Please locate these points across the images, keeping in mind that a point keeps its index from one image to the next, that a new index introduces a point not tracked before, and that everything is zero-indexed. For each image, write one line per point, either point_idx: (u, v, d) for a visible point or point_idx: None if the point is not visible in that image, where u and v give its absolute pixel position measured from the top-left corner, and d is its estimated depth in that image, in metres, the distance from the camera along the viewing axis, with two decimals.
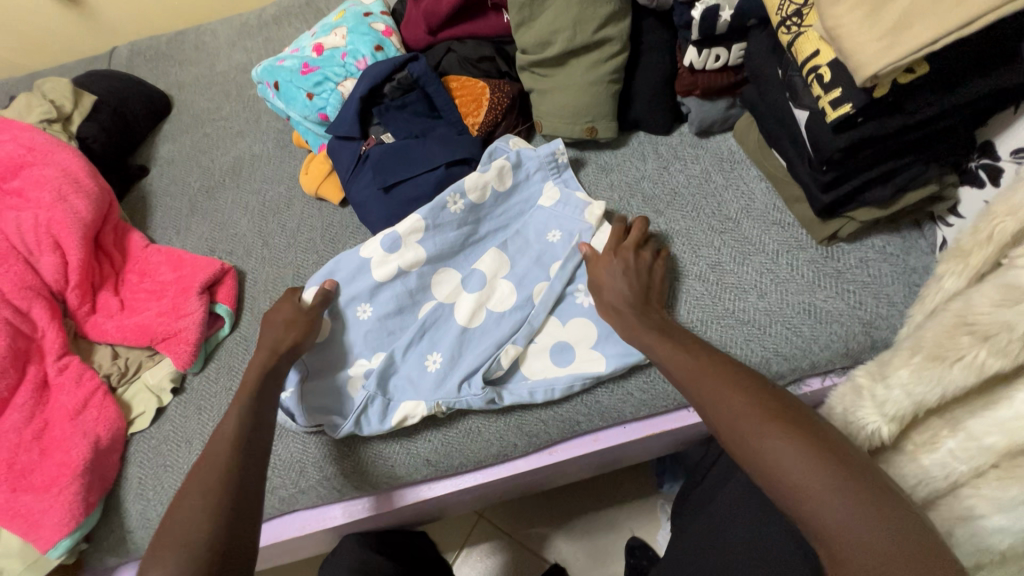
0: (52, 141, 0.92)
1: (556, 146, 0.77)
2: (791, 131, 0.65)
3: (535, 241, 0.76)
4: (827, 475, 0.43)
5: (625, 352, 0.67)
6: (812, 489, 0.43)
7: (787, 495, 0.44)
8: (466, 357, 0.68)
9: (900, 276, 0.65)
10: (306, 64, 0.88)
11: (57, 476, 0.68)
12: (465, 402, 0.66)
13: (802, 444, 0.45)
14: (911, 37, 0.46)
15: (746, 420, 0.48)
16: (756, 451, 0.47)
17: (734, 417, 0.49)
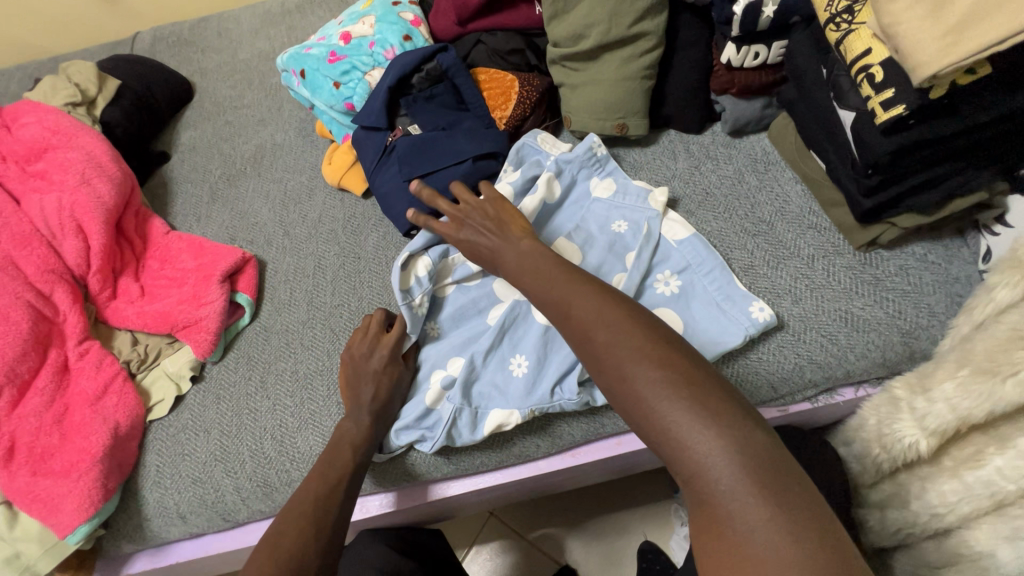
0: (77, 125, 0.91)
1: (592, 141, 0.75)
2: (834, 133, 0.63)
3: (600, 233, 0.72)
4: (727, 448, 0.40)
5: (719, 340, 0.63)
6: (715, 464, 0.40)
7: (676, 460, 0.42)
8: (553, 359, 0.65)
9: (942, 286, 0.63)
10: (333, 52, 0.87)
11: (77, 462, 0.68)
12: (560, 406, 0.64)
13: (712, 417, 0.41)
14: (976, 36, 0.44)
15: (637, 383, 0.45)
16: (648, 414, 0.44)
17: (625, 375, 0.45)
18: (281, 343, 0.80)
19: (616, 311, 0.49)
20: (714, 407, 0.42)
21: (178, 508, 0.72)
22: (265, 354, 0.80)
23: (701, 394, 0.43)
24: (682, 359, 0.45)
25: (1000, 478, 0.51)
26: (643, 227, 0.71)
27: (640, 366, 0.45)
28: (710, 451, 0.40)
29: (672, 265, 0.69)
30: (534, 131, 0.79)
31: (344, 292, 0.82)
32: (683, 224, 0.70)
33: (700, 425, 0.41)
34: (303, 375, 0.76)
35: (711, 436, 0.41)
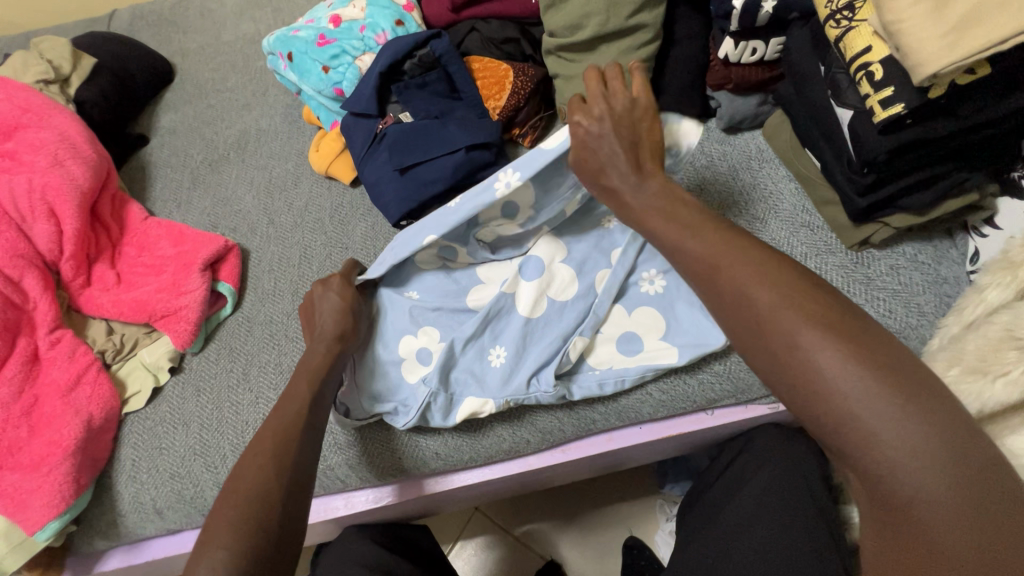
0: (49, 103, 0.87)
1: None
2: (830, 131, 0.62)
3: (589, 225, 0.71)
4: (913, 426, 0.35)
5: (700, 342, 0.64)
6: (895, 444, 0.35)
7: (848, 440, 0.37)
8: (533, 350, 0.64)
9: (931, 286, 0.64)
10: (322, 35, 0.84)
11: (47, 455, 0.65)
12: (535, 399, 0.63)
13: (898, 394, 0.36)
14: (978, 35, 0.44)
15: (808, 358, 0.38)
16: (816, 394, 0.38)
17: (788, 348, 0.39)
18: (265, 334, 0.78)
19: (778, 274, 0.42)
20: (898, 382, 0.37)
21: (154, 503, 0.69)
22: (247, 346, 0.77)
23: (881, 366, 0.37)
24: (857, 329, 0.39)
25: None
26: None
27: (816, 338, 0.38)
28: (894, 431, 0.35)
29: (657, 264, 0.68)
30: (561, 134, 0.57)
31: None
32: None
33: (882, 404, 0.36)
34: (286, 367, 0.74)
35: (892, 415, 0.36)
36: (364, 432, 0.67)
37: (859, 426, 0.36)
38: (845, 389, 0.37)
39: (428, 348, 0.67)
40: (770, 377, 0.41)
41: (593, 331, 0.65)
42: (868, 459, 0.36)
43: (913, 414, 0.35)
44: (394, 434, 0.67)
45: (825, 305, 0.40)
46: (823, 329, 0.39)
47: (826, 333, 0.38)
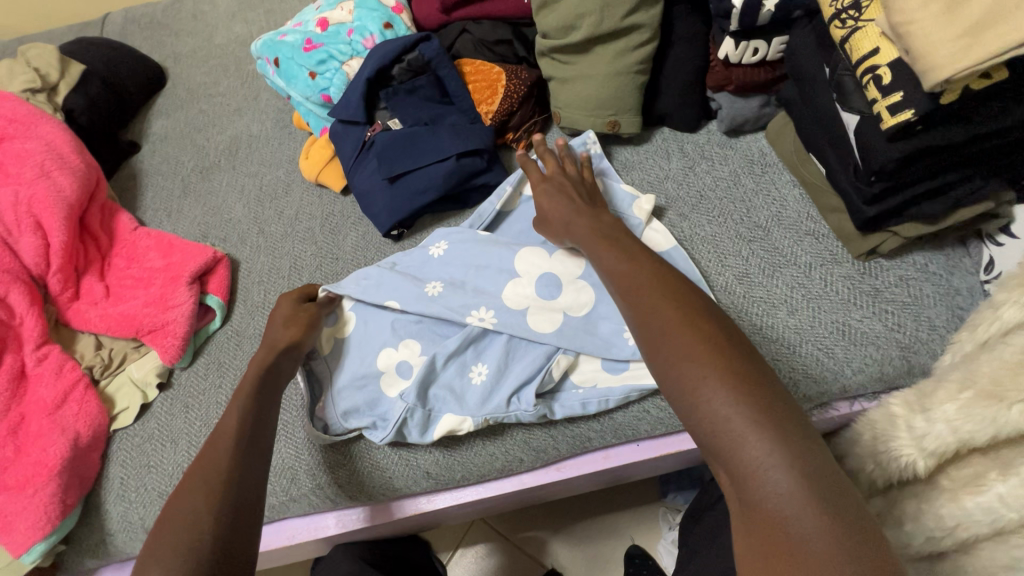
0: (36, 113, 0.86)
1: (587, 137, 0.74)
2: (836, 136, 0.59)
3: None
4: (790, 463, 0.36)
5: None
6: (773, 479, 0.35)
7: (734, 470, 0.37)
8: (514, 369, 0.63)
9: (943, 298, 0.60)
10: (309, 40, 0.82)
11: (33, 476, 0.64)
12: (516, 417, 0.61)
13: (777, 434, 0.37)
14: (994, 38, 0.41)
15: (698, 383, 0.40)
16: (708, 423, 0.39)
17: (684, 376, 0.41)
18: (254, 348, 0.76)
19: (683, 305, 0.45)
20: (780, 420, 0.38)
21: (143, 523, 0.68)
22: (237, 360, 0.76)
23: (767, 406, 0.38)
24: (749, 364, 0.41)
25: (1001, 506, 0.47)
26: None
27: (703, 369, 0.40)
28: (771, 467, 0.36)
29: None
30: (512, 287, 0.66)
31: None
32: (664, 234, 0.68)
33: (763, 440, 0.37)
34: None
35: (772, 449, 0.36)
36: (351, 450, 0.66)
37: (744, 458, 0.37)
38: (728, 415, 0.38)
39: (409, 362, 0.66)
40: (672, 401, 0.42)
41: (578, 350, 0.63)
42: (750, 488, 0.36)
43: (785, 453, 0.36)
44: (382, 452, 0.65)
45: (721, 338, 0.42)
46: (717, 361, 0.41)
47: (717, 366, 0.40)
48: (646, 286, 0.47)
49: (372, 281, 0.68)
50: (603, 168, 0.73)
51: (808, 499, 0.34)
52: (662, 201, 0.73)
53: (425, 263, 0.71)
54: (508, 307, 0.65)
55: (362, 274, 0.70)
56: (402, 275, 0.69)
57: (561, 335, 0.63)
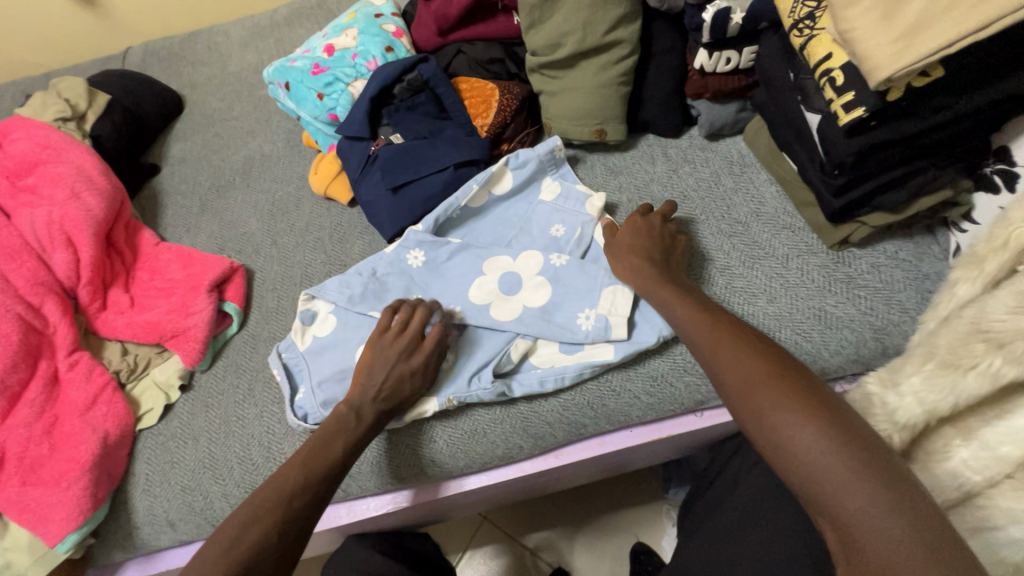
0: (67, 139, 0.93)
1: (554, 143, 0.78)
2: (802, 134, 0.64)
3: (538, 236, 0.76)
4: (841, 457, 0.41)
5: (636, 340, 0.66)
6: (832, 471, 0.40)
7: (801, 473, 0.42)
8: (476, 353, 0.69)
9: (912, 282, 0.64)
10: (316, 64, 0.89)
11: (66, 471, 0.69)
12: (477, 395, 0.66)
13: (841, 438, 0.41)
14: (927, 40, 0.45)
15: (763, 404, 0.45)
16: (768, 433, 0.44)
17: (751, 396, 0.47)
18: (269, 351, 0.81)
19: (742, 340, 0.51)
20: (849, 433, 0.42)
21: (167, 515, 0.72)
22: (253, 362, 0.81)
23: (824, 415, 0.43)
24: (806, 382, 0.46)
25: (966, 471, 0.49)
26: (577, 233, 0.74)
27: (763, 388, 0.46)
28: (827, 460, 0.41)
29: (588, 301, 0.69)
30: (477, 284, 0.72)
31: None
32: (614, 228, 0.75)
33: (819, 437, 0.42)
34: None
35: (822, 445, 0.41)
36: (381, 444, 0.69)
37: (810, 463, 0.41)
38: (788, 425, 0.43)
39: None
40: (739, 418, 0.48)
41: (536, 335, 0.68)
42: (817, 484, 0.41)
43: (842, 455, 0.41)
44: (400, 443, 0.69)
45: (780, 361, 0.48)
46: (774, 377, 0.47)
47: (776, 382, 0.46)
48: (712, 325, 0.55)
49: (356, 290, 0.74)
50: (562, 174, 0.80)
51: (861, 488, 0.39)
52: (648, 202, 0.78)
53: (404, 271, 0.75)
54: (473, 303, 0.71)
55: (345, 279, 0.75)
56: (379, 282, 0.74)
57: (521, 322, 0.69)
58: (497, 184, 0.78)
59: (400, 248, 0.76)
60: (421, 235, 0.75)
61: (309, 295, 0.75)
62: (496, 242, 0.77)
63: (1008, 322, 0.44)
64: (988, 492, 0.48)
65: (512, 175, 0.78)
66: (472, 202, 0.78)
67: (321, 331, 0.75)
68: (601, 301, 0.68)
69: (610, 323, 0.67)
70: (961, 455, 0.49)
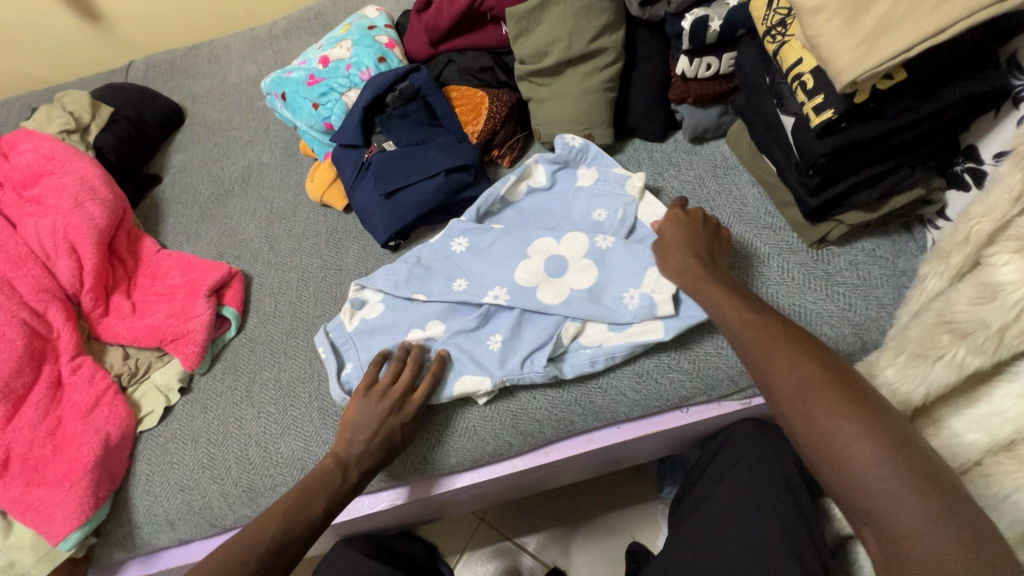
0: (70, 150, 0.96)
1: (568, 137, 0.80)
2: (779, 136, 0.66)
3: (581, 221, 0.77)
4: (893, 468, 0.41)
5: (684, 316, 0.67)
6: (882, 481, 0.41)
7: (851, 479, 0.42)
8: (525, 335, 0.70)
9: (890, 278, 0.66)
10: (312, 75, 0.91)
11: (69, 471, 0.71)
12: (529, 377, 0.68)
13: (895, 451, 0.42)
14: (888, 44, 0.47)
15: (815, 410, 0.45)
16: (819, 439, 0.45)
17: (803, 399, 0.46)
18: (266, 353, 0.83)
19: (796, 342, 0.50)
20: (907, 443, 0.42)
21: (167, 514, 0.74)
22: (250, 365, 0.83)
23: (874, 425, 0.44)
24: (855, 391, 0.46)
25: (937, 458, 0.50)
26: (621, 217, 0.75)
27: (817, 391, 0.46)
28: (878, 469, 0.41)
29: (632, 282, 0.70)
30: (518, 268, 0.74)
31: (326, 302, 0.85)
32: (657, 208, 0.75)
33: (873, 445, 0.42)
34: (285, 384, 0.79)
35: (872, 454, 0.42)
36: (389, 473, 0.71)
37: (858, 472, 0.42)
38: (842, 433, 0.44)
39: (434, 339, 0.73)
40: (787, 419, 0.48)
41: (584, 317, 0.69)
42: (865, 494, 0.42)
43: (887, 464, 0.41)
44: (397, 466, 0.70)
45: (833, 367, 0.48)
46: (827, 382, 0.46)
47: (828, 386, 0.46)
48: (756, 319, 0.54)
49: (402, 277, 0.77)
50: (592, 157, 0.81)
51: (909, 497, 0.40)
52: None
53: (448, 257, 0.78)
54: (517, 284, 0.72)
55: (391, 270, 0.78)
56: (426, 268, 0.77)
57: (567, 305, 0.70)
58: (529, 175, 0.82)
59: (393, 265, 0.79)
60: (465, 224, 0.78)
61: (359, 286, 0.79)
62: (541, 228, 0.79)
63: (970, 313, 0.45)
64: None
65: (543, 165, 0.81)
66: (508, 193, 0.81)
67: (371, 315, 0.77)
68: (644, 283, 0.69)
69: (655, 302, 0.67)
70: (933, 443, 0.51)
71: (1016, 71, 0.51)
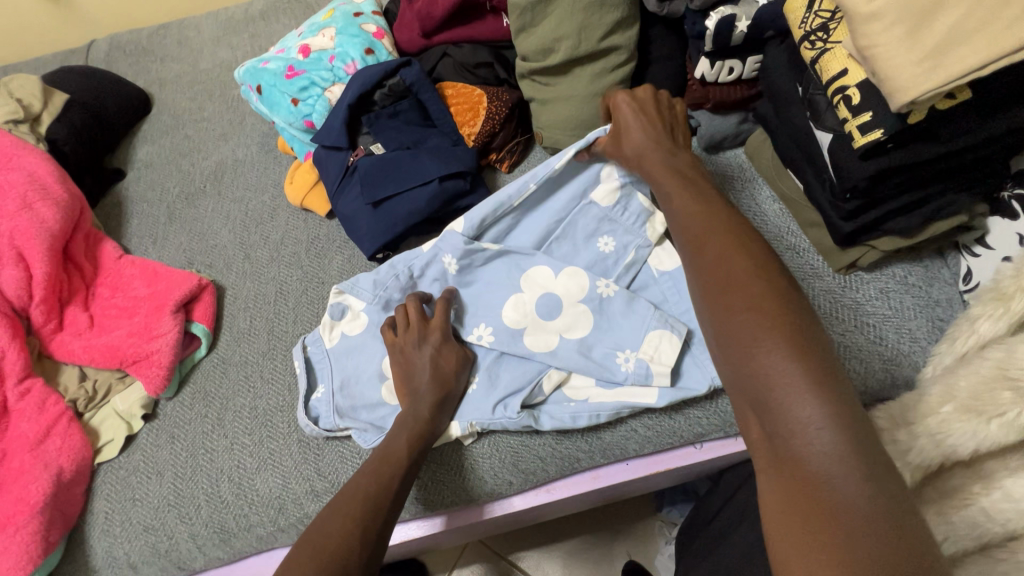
0: (18, 144, 0.86)
1: None
2: (810, 152, 0.60)
3: (584, 254, 0.71)
4: (831, 426, 0.37)
5: (681, 387, 0.61)
6: (816, 432, 0.37)
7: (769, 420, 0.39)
8: (504, 377, 0.65)
9: (923, 310, 0.61)
10: (291, 66, 0.83)
11: (14, 514, 0.63)
12: (501, 424, 0.63)
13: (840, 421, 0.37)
14: (956, 61, 0.41)
15: (760, 346, 0.41)
16: (758, 388, 0.40)
17: (756, 340, 0.41)
18: (240, 375, 0.76)
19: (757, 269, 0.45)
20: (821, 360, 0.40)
21: (128, 558, 0.67)
22: (222, 389, 0.75)
23: (828, 374, 0.39)
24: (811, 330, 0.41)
25: (986, 520, 0.46)
26: (627, 257, 0.69)
27: (767, 337, 0.41)
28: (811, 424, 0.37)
29: (629, 342, 0.64)
30: (518, 297, 0.68)
31: (307, 319, 0.78)
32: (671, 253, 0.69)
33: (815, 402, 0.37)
34: (261, 411, 0.72)
35: (823, 407, 0.37)
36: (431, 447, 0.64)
37: (794, 425, 0.38)
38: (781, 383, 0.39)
39: None
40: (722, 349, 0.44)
41: (571, 368, 0.64)
42: (793, 442, 0.37)
43: (834, 411, 0.37)
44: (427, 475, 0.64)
45: (785, 314, 0.42)
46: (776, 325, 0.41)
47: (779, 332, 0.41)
48: (718, 239, 0.48)
49: (389, 292, 0.71)
50: None
51: (851, 460, 0.36)
52: None
53: (440, 275, 0.72)
54: (507, 322, 0.67)
55: (380, 279, 0.72)
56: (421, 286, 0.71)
57: (555, 356, 0.65)
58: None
59: (385, 272, 0.72)
60: None
61: (341, 291, 0.72)
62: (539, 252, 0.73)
63: None
64: (1011, 543, 0.46)
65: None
66: None
67: (352, 329, 0.71)
68: (645, 345, 0.63)
69: (651, 372, 0.62)
70: (981, 503, 0.46)
71: None
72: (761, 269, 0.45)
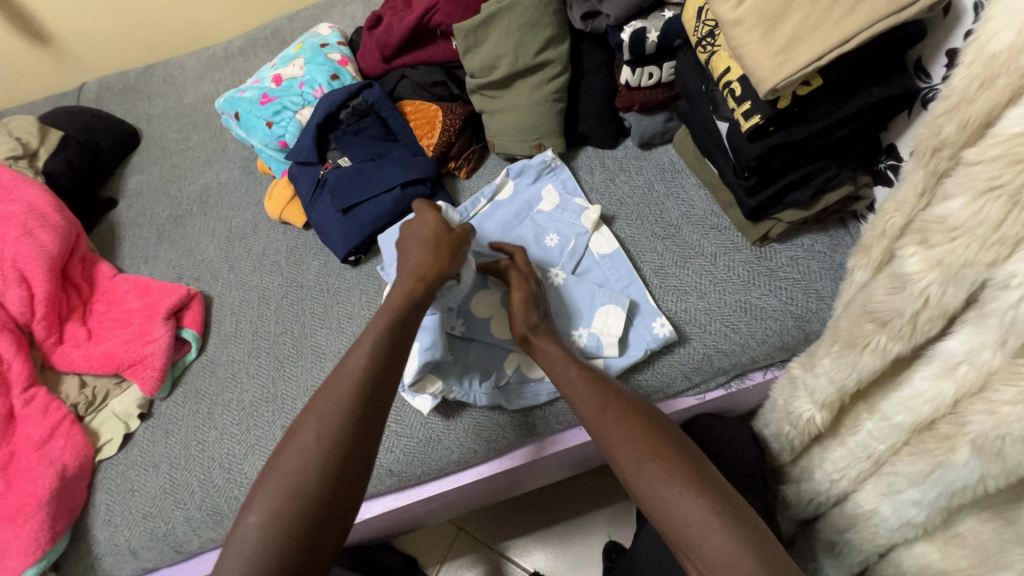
0: (19, 178, 0.94)
1: (548, 154, 0.83)
2: (716, 139, 0.69)
3: (534, 245, 0.78)
4: (725, 532, 0.46)
5: (626, 356, 0.69)
6: (724, 548, 0.45)
7: (692, 553, 0.47)
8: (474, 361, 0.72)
9: (827, 272, 0.69)
10: (264, 94, 0.92)
11: (23, 506, 0.69)
12: (472, 398, 0.69)
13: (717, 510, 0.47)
14: (802, 53, 0.50)
15: (654, 480, 0.50)
16: (662, 510, 0.49)
17: (640, 476, 0.51)
18: (227, 374, 0.83)
19: (652, 438, 0.53)
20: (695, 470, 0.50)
21: (128, 544, 0.73)
22: (211, 387, 0.82)
23: (700, 484, 0.49)
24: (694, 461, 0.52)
25: (872, 440, 0.53)
26: (573, 244, 0.77)
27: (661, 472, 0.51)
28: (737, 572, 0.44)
29: (582, 320, 0.71)
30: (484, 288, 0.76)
31: (288, 320, 0.85)
32: (609, 238, 0.77)
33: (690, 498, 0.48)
34: (248, 404, 0.79)
35: (697, 508, 0.48)
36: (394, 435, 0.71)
37: (690, 532, 0.47)
38: (700, 537, 0.47)
39: None
40: (637, 498, 0.52)
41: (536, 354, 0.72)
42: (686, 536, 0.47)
43: (709, 507, 0.47)
44: (384, 450, 0.71)
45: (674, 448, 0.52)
46: (658, 449, 0.52)
47: (696, 497, 0.48)
48: (616, 425, 0.55)
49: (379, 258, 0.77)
50: (562, 179, 0.83)
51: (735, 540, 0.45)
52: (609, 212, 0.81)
53: None
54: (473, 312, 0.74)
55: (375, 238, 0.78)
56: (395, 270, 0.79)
57: None
58: (500, 193, 0.85)
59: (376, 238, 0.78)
60: None
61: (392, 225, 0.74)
62: (494, 245, 0.80)
63: (887, 302, 0.46)
64: (894, 458, 0.52)
65: (513, 184, 0.84)
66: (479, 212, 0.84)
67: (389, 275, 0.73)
68: (595, 321, 0.70)
69: (601, 343, 0.69)
70: (867, 426, 0.53)
71: (923, 75, 0.55)
72: (635, 415, 0.56)
